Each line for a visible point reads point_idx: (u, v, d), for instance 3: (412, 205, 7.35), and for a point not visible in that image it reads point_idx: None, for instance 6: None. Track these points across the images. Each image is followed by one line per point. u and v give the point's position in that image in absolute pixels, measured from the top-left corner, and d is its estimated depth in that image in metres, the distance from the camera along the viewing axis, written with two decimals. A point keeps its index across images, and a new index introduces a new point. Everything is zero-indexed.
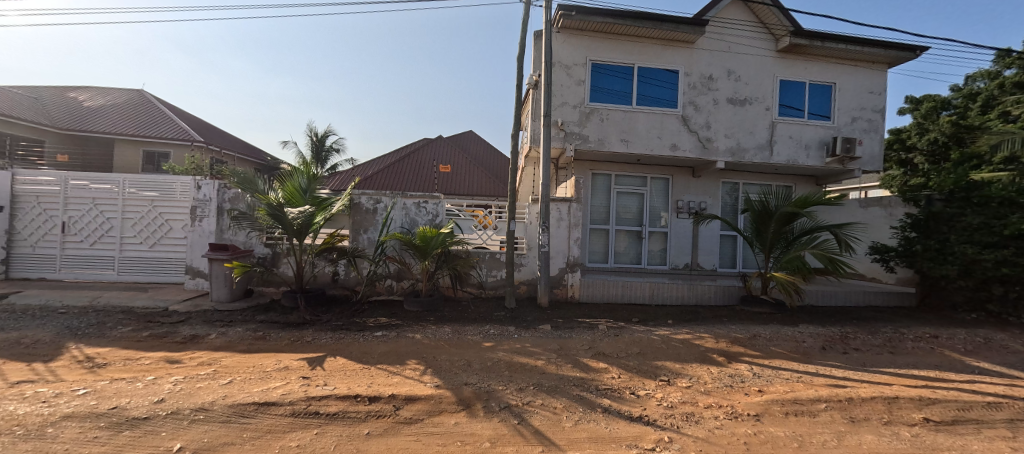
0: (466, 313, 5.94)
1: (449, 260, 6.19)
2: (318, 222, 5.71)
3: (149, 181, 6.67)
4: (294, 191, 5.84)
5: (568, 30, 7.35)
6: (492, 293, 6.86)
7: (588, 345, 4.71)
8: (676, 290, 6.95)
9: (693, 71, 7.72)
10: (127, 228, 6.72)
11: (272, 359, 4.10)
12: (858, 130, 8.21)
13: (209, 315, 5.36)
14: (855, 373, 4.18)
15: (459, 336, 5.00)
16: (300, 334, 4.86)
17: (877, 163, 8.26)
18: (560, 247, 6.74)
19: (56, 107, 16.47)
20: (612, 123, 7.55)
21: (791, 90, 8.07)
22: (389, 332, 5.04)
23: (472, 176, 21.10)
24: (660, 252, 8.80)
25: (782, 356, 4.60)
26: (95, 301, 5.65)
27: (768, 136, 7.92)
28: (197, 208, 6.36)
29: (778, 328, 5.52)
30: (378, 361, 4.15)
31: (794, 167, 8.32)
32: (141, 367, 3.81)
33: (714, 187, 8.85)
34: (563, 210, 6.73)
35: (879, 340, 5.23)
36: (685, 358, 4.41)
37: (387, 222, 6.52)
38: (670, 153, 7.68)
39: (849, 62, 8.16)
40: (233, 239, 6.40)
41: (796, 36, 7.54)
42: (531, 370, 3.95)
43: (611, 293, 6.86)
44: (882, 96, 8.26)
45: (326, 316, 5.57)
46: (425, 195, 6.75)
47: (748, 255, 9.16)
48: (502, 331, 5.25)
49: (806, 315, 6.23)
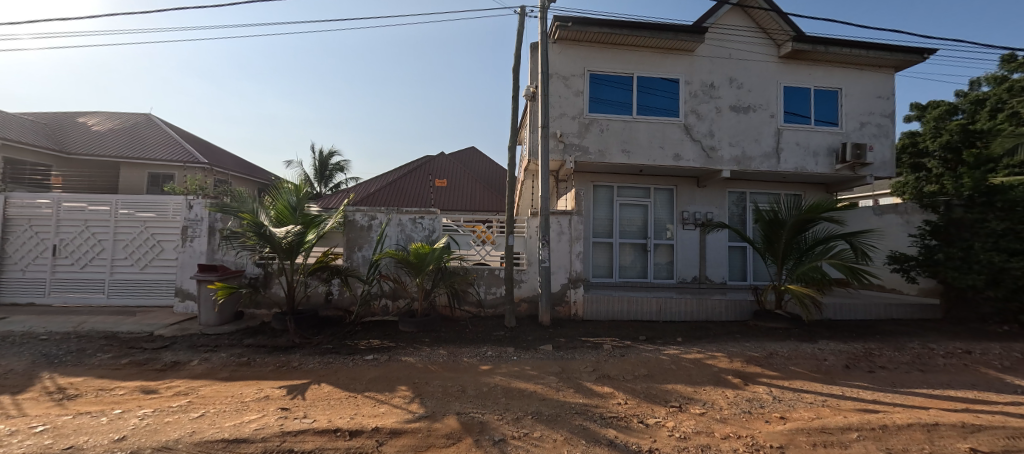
0: (463, 334, 5.65)
1: (446, 277, 5.96)
2: (309, 240, 5.55)
3: (142, 202, 6.55)
4: (285, 209, 5.76)
5: (566, 41, 7.28)
6: (491, 312, 6.58)
7: (592, 367, 4.39)
8: (685, 305, 6.61)
9: (694, 79, 7.57)
10: (119, 250, 6.59)
11: (253, 387, 3.85)
12: (868, 135, 7.96)
13: (195, 340, 5.13)
14: (885, 395, 3.83)
15: (455, 358, 4.71)
16: (287, 359, 4.59)
17: (890, 169, 7.95)
18: (562, 262, 6.47)
19: (63, 131, 16.83)
20: (612, 133, 7.38)
21: (796, 97, 7.87)
22: (381, 355, 4.76)
23: (473, 192, 21.01)
24: (666, 265, 8.49)
25: (804, 377, 4.24)
26: (80, 326, 5.45)
27: (774, 144, 7.69)
28: (189, 228, 6.21)
29: (796, 345, 5.13)
30: (366, 387, 3.87)
31: (803, 175, 8.05)
32: (113, 399, 3.58)
33: (720, 196, 8.58)
34: (563, 223, 6.51)
35: (907, 357, 4.84)
36: (698, 381, 4.06)
37: (382, 239, 6.32)
38: (673, 163, 7.47)
39: (853, 67, 7.99)
40: (223, 260, 6.22)
41: (799, 42, 7.39)
42: (530, 397, 3.65)
43: (616, 309, 6.54)
44: (891, 100, 8.04)
45: (317, 338, 5.30)
46: (421, 210, 6.56)
47: (759, 268, 8.79)
48: (501, 352, 4.94)
49: (825, 329, 5.84)
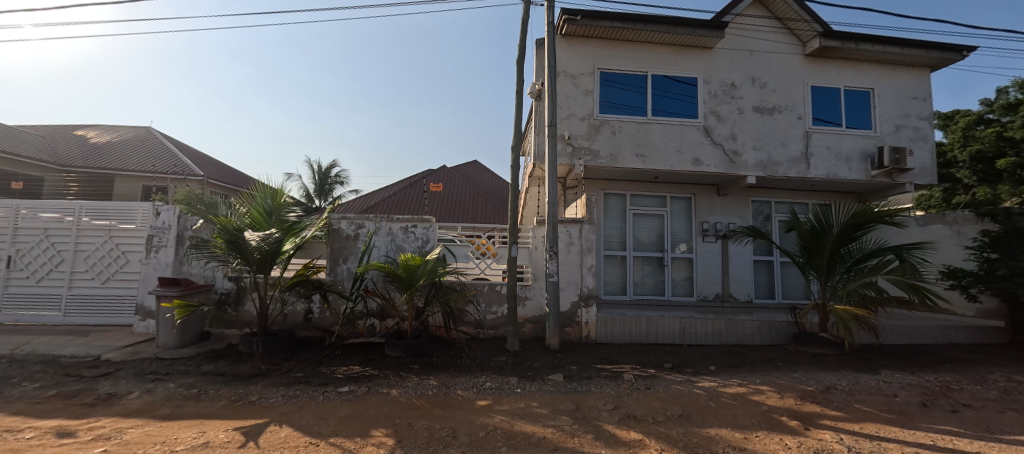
0: (458, 360, 4.87)
1: (441, 293, 5.21)
2: (286, 250, 4.88)
3: (107, 208, 5.95)
4: (259, 215, 5.13)
5: (575, 37, 6.76)
6: (491, 334, 5.82)
7: (612, 404, 3.59)
8: (711, 326, 5.81)
9: (713, 78, 6.98)
10: (80, 261, 5.95)
11: (193, 430, 3.09)
12: (905, 139, 7.28)
13: (146, 365, 4.39)
14: (992, 447, 2.99)
15: (446, 391, 3.93)
16: (245, 390, 3.82)
17: (931, 176, 7.23)
18: (571, 277, 5.74)
19: (61, 144, 16.54)
20: (625, 136, 6.75)
21: (824, 98, 7.26)
22: (358, 386, 3.97)
23: (476, 206, 20.47)
24: (685, 281, 7.71)
25: (877, 420, 3.41)
26: (18, 349, 4.73)
27: (802, 148, 7.02)
28: (154, 237, 5.57)
29: (856, 375, 4.29)
30: (332, 431, 3.10)
31: (834, 182, 7.35)
32: (11, 446, 2.83)
33: (743, 206, 7.86)
34: (573, 232, 5.82)
35: (994, 392, 3.98)
36: (747, 425, 3.24)
37: (368, 251, 5.62)
38: (692, 169, 6.80)
39: (885, 66, 7.39)
40: (191, 273, 5.55)
41: (827, 38, 6.82)
42: (538, 446, 2.86)
43: (634, 331, 5.75)
44: (928, 101, 7.40)
45: (288, 364, 4.53)
46: (414, 218, 5.85)
47: (788, 285, 7.96)
48: (502, 383, 4.15)
49: (880, 356, 4.99)
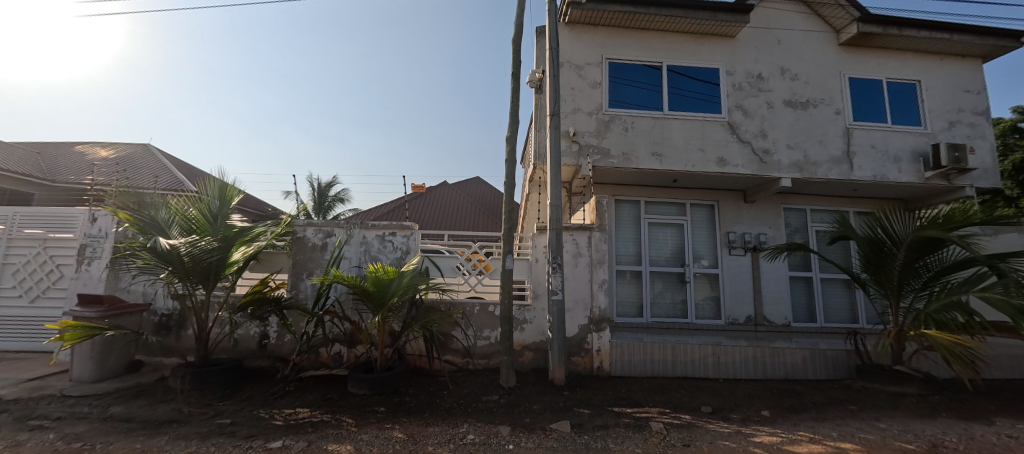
0: (438, 400, 3.86)
1: (420, 316, 4.23)
2: (237, 262, 4.16)
3: (42, 214, 5.19)
4: (202, 218, 4.23)
5: (580, 25, 6.06)
6: (483, 364, 4.83)
7: None
8: (750, 356, 4.75)
9: (737, 69, 6.19)
10: (7, 276, 5.14)
11: None
12: (960, 136, 6.36)
13: (39, 406, 3.44)
14: None
15: (412, 447, 2.90)
16: (142, 445, 2.84)
17: (995, 178, 6.25)
18: (579, 295, 4.77)
19: (54, 159, 16.16)
20: (639, 132, 5.91)
21: (864, 92, 6.41)
22: (296, 440, 2.97)
23: (477, 224, 19.59)
24: (710, 301, 6.68)
25: None
26: None
27: (843, 146, 6.11)
28: (87, 247, 4.82)
29: (965, 426, 3.20)
30: None
31: (881, 186, 6.40)
32: None
33: (775, 214, 6.90)
34: (581, 241, 4.90)
35: None
36: None
37: (336, 263, 4.73)
38: (717, 170, 5.90)
39: (930, 56, 6.57)
40: (128, 291, 4.73)
41: (866, 22, 6.01)
42: None
43: (656, 361, 4.71)
44: (983, 95, 6.50)
45: (220, 406, 3.56)
46: (393, 224, 4.96)
47: (831, 306, 6.87)
48: (488, 436, 3.12)
49: (979, 396, 3.89)
